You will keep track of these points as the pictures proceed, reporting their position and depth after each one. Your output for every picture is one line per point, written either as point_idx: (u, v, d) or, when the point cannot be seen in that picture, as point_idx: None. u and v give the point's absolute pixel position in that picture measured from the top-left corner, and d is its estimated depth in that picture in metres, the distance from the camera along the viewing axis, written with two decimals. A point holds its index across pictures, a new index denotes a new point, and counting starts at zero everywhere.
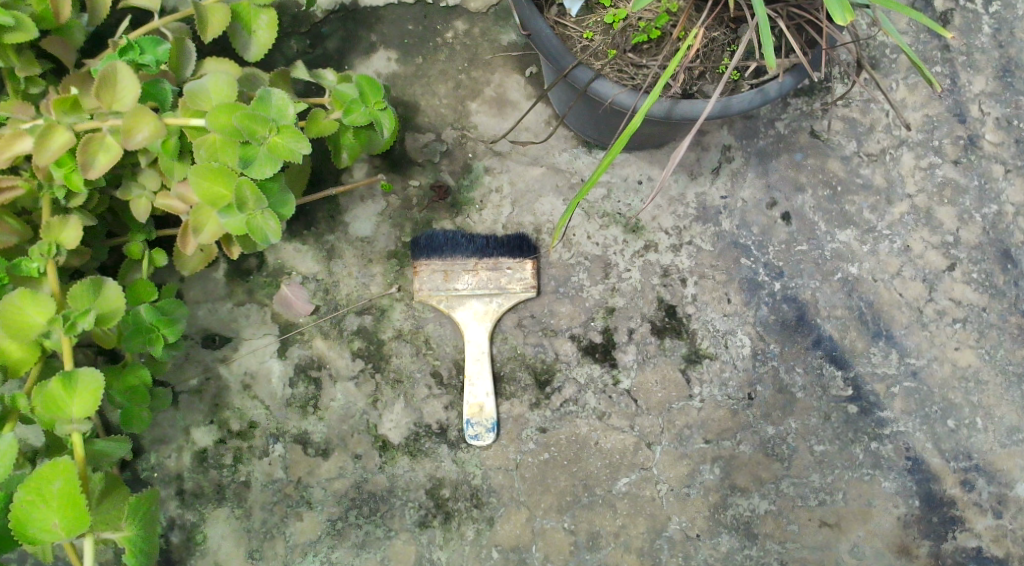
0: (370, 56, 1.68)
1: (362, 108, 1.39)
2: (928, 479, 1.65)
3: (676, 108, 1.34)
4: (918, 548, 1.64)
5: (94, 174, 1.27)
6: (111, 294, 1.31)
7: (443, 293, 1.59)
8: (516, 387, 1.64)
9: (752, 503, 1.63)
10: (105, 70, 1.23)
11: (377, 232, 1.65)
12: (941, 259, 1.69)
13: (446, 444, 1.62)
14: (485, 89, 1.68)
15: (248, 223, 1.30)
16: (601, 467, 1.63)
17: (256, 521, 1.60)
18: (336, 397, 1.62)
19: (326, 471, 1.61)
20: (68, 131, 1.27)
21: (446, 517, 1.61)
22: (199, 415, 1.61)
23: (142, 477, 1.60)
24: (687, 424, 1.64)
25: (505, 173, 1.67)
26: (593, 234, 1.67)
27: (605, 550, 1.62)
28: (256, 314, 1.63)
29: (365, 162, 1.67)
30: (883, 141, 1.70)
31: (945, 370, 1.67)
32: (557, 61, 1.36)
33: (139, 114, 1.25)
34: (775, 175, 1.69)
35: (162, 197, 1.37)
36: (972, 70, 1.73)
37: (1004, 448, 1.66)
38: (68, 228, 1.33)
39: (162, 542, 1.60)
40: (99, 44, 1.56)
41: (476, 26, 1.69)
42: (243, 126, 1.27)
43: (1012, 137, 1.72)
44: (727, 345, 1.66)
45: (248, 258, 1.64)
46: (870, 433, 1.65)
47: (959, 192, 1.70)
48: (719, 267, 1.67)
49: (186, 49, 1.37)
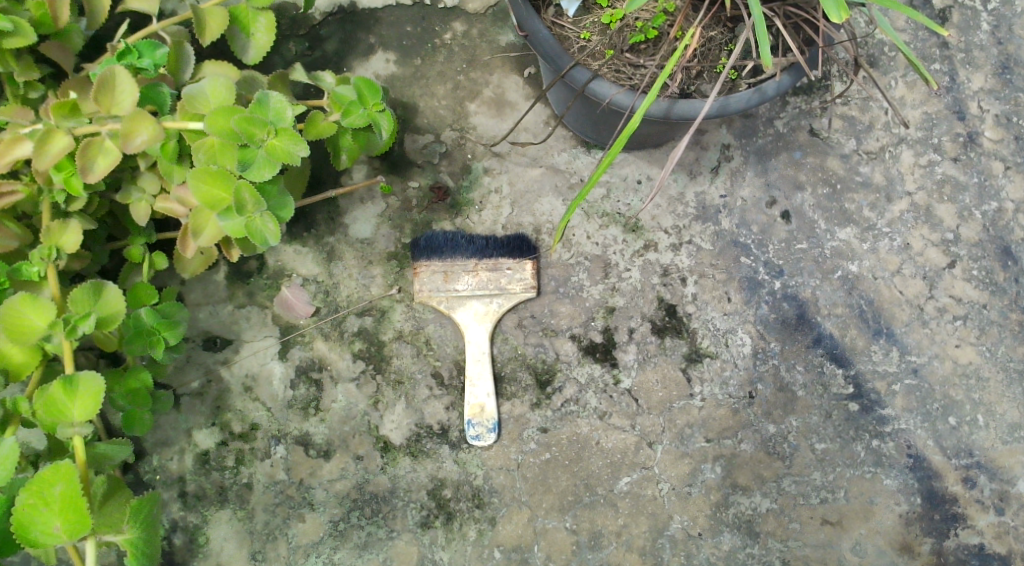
0: (369, 58, 1.68)
1: (361, 109, 1.40)
2: (929, 477, 1.65)
3: (674, 108, 1.35)
4: (920, 545, 1.64)
5: (94, 178, 1.28)
6: (111, 298, 1.31)
7: (444, 294, 1.60)
8: (517, 388, 1.64)
9: (753, 502, 1.64)
10: (103, 74, 1.24)
11: (377, 234, 1.65)
12: (941, 256, 1.69)
13: (447, 444, 1.62)
14: (484, 90, 1.69)
15: (247, 226, 1.30)
16: (602, 467, 1.63)
17: (258, 522, 1.61)
18: (338, 398, 1.63)
19: (327, 472, 1.62)
20: (67, 136, 1.27)
21: (449, 517, 1.61)
22: (200, 417, 1.62)
23: (145, 479, 1.61)
24: (688, 423, 1.65)
25: (504, 173, 1.67)
26: (592, 234, 1.67)
27: (607, 549, 1.62)
28: (257, 317, 1.64)
29: (364, 164, 1.67)
30: (882, 139, 1.70)
31: (946, 368, 1.67)
32: (554, 62, 1.36)
33: (137, 118, 1.26)
34: (774, 174, 1.69)
35: (163, 201, 1.38)
36: (971, 67, 1.73)
37: (1006, 445, 1.66)
38: (68, 232, 1.33)
39: (165, 544, 1.60)
40: (98, 47, 1.56)
41: (474, 27, 1.69)
42: (241, 129, 1.28)
43: (1011, 134, 1.72)
44: (728, 344, 1.66)
45: (248, 260, 1.64)
46: (871, 430, 1.65)
47: (958, 189, 1.70)
48: (719, 266, 1.67)
49: (184, 53, 1.38)
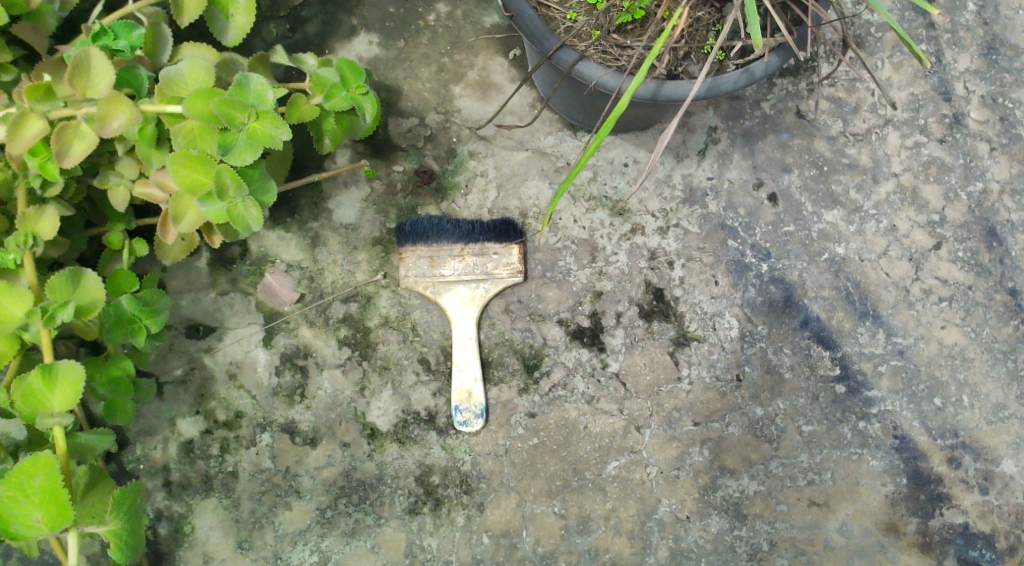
0: (351, 40, 1.65)
1: (343, 93, 1.37)
2: (915, 457, 1.65)
3: (662, 90, 1.34)
4: (905, 525, 1.65)
5: (70, 162, 1.25)
6: (90, 285, 1.29)
7: (429, 279, 1.58)
8: (504, 373, 1.63)
9: (741, 484, 1.64)
10: (78, 56, 1.20)
11: (362, 219, 1.63)
12: (927, 238, 1.69)
13: (434, 431, 1.61)
14: (469, 73, 1.67)
15: (229, 211, 1.28)
16: (590, 451, 1.63)
17: (244, 511, 1.59)
18: (324, 385, 1.61)
19: (314, 460, 1.60)
20: (41, 119, 1.24)
21: (436, 504, 1.60)
22: (184, 405, 1.60)
23: (128, 469, 1.59)
24: (675, 407, 1.64)
25: (490, 157, 1.66)
26: (579, 218, 1.66)
27: (595, 533, 1.62)
28: (240, 303, 1.62)
29: (348, 148, 1.65)
30: (868, 120, 1.70)
31: (931, 349, 1.67)
32: (541, 43, 1.34)
33: (114, 101, 1.23)
34: (762, 156, 1.68)
35: (141, 186, 1.36)
36: (957, 47, 1.72)
37: (991, 425, 1.66)
38: (45, 219, 1.30)
39: (149, 534, 1.58)
40: (74, 30, 1.53)
41: (458, 8, 1.67)
42: (221, 112, 1.25)
43: (997, 115, 1.72)
44: (715, 327, 1.65)
45: (231, 246, 1.62)
46: (858, 412, 1.65)
47: (944, 170, 1.70)
48: (706, 249, 1.66)
49: (162, 34, 1.35)
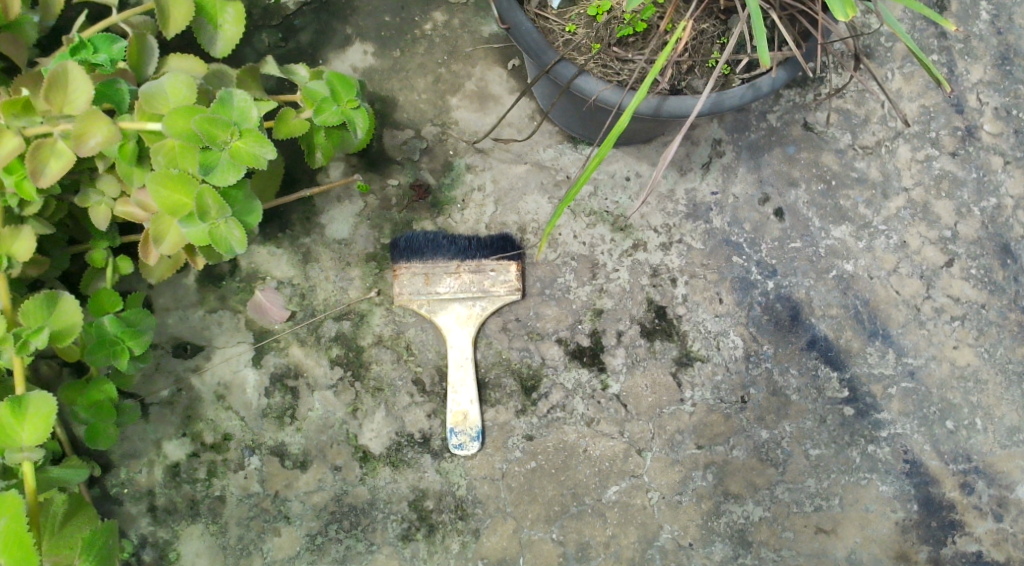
0: (345, 49, 1.61)
1: (334, 107, 1.32)
2: (926, 482, 1.60)
3: (664, 105, 1.28)
4: (916, 554, 1.59)
5: (45, 182, 1.20)
6: (66, 309, 1.24)
7: (424, 297, 1.52)
8: (501, 394, 1.58)
9: (746, 510, 1.58)
10: (55, 70, 1.16)
11: (355, 234, 1.59)
12: (938, 254, 1.64)
13: (428, 453, 1.56)
14: (466, 83, 1.62)
15: (211, 233, 1.23)
16: (590, 476, 1.58)
17: (231, 537, 1.54)
18: (314, 407, 1.56)
19: (304, 483, 1.55)
20: (17, 137, 1.19)
21: (430, 529, 1.55)
22: (170, 427, 1.55)
23: (112, 493, 1.54)
24: (678, 429, 1.59)
25: (487, 170, 1.61)
26: (579, 233, 1.61)
27: (594, 561, 1.57)
28: (229, 321, 1.57)
29: (341, 160, 1.60)
30: (878, 133, 1.65)
31: (943, 370, 1.62)
32: (539, 57, 1.28)
33: (91, 117, 1.18)
34: (768, 170, 1.63)
35: (123, 205, 1.31)
36: (970, 57, 1.67)
37: (1005, 450, 1.61)
38: (21, 239, 1.25)
39: (134, 561, 1.54)
40: (58, 41, 1.49)
41: (455, 17, 1.62)
42: (203, 131, 1.20)
43: (1011, 127, 1.66)
44: (720, 347, 1.60)
45: (219, 262, 1.57)
46: (867, 435, 1.60)
47: (957, 184, 1.65)
48: (710, 266, 1.61)
49: (148, 45, 1.30)
